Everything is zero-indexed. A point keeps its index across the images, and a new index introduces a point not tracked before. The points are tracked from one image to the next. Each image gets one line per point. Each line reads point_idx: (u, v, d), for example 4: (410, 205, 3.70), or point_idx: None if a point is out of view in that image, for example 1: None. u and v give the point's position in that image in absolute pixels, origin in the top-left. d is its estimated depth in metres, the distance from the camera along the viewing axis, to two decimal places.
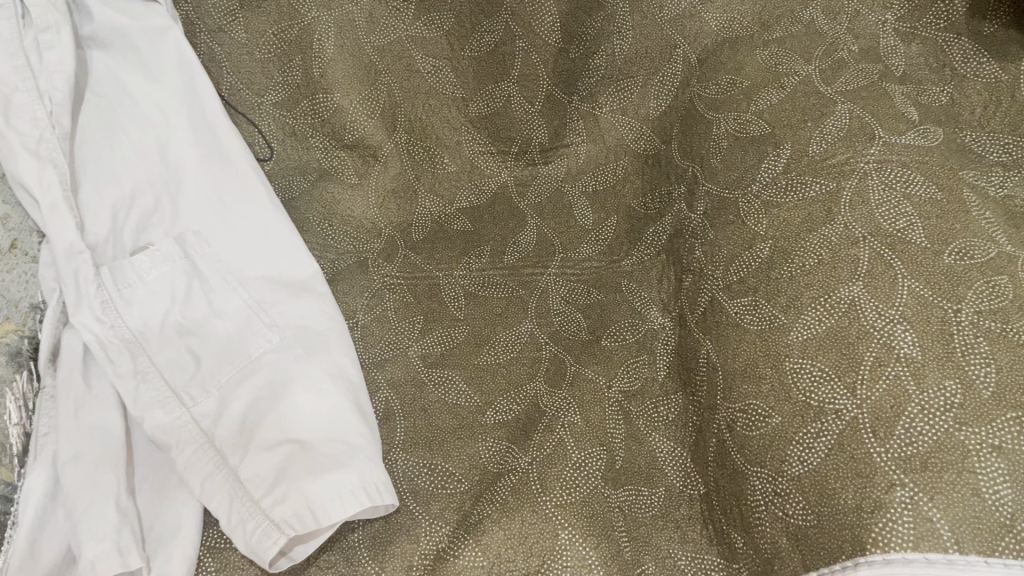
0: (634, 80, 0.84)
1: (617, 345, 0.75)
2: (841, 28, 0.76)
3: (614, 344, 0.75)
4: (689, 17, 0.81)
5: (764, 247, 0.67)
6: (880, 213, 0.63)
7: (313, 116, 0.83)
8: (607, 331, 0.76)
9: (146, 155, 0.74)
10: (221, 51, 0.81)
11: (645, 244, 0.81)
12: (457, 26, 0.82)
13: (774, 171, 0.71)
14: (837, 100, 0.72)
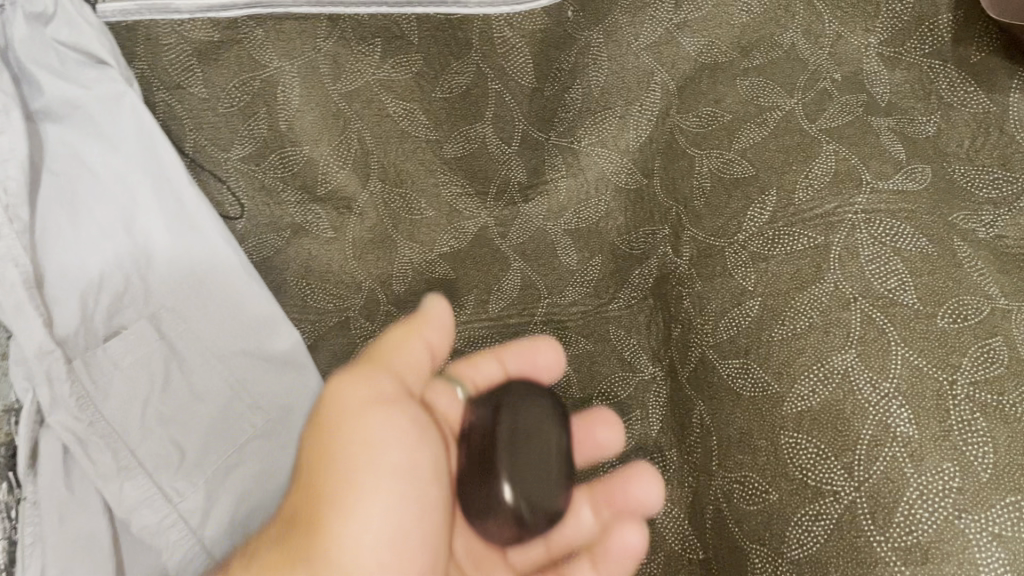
0: (612, 111, 0.80)
1: (608, 403, 0.73)
2: (822, 53, 0.74)
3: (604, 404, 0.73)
4: (666, 42, 0.78)
5: (754, 304, 0.65)
6: (871, 272, 0.62)
7: (282, 169, 0.81)
8: (597, 386, 0.74)
9: (112, 234, 0.71)
10: (182, 109, 0.79)
11: (632, 287, 0.79)
12: (427, 69, 0.79)
13: (762, 218, 0.69)
14: (822, 139, 0.70)
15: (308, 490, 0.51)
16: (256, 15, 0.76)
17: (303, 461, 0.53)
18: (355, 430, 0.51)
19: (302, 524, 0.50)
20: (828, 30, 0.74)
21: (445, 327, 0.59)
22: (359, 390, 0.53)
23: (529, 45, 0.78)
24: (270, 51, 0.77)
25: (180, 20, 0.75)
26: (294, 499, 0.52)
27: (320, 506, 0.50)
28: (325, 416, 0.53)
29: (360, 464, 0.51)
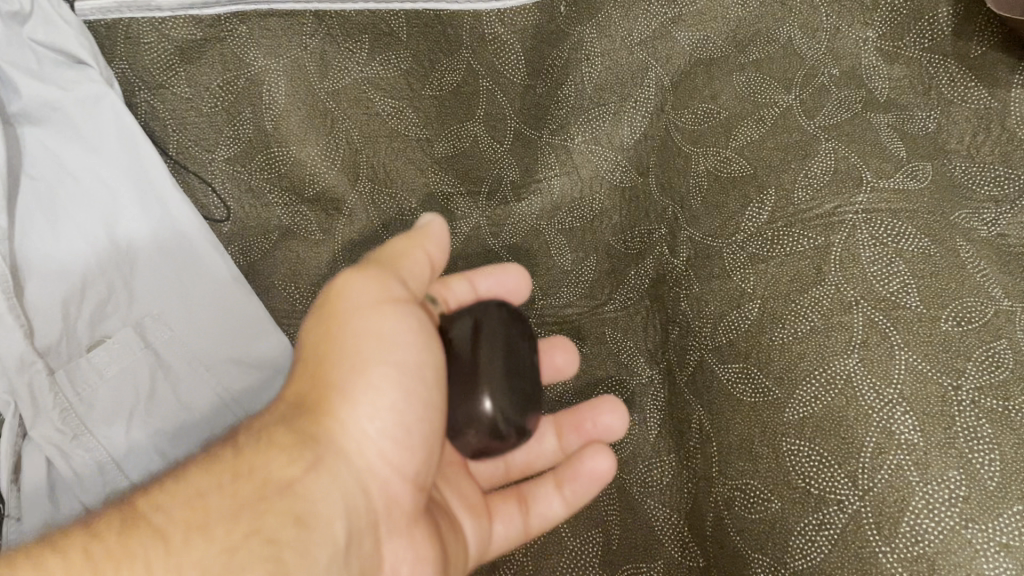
0: (606, 108, 0.79)
1: None
2: (819, 48, 0.72)
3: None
4: (660, 38, 0.77)
5: (753, 306, 0.64)
6: (872, 274, 0.60)
7: (268, 171, 0.79)
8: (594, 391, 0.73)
9: (95, 241, 0.69)
10: (163, 110, 0.77)
11: (628, 288, 0.76)
12: (416, 65, 0.77)
13: (761, 217, 0.67)
14: (821, 137, 0.69)
15: (318, 374, 0.50)
16: (240, 12, 0.74)
17: (314, 345, 0.52)
18: (368, 321, 0.51)
19: (311, 403, 0.50)
20: (826, 24, 0.72)
21: (444, 246, 0.58)
22: (373, 285, 0.52)
23: (520, 40, 0.76)
24: (256, 49, 0.76)
25: (161, 18, 0.73)
26: (303, 380, 0.51)
27: (331, 389, 0.50)
28: (336, 302, 0.52)
29: (368, 351, 0.50)
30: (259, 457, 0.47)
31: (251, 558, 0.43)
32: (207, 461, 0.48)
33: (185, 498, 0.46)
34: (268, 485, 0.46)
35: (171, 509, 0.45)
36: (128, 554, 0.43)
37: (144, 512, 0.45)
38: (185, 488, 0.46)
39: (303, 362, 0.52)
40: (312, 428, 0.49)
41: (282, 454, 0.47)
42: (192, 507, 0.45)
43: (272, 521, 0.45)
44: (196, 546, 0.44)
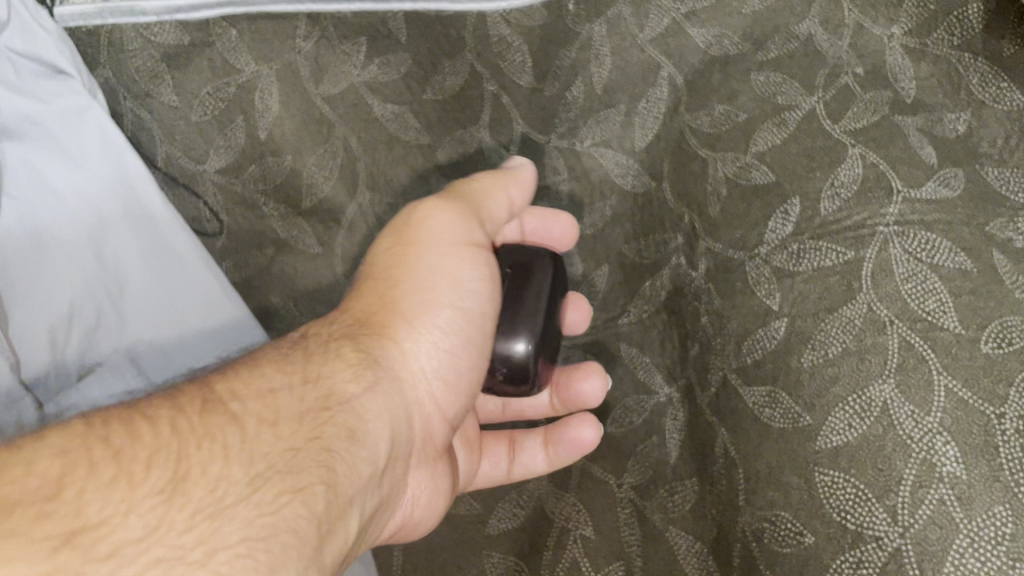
0: (617, 108, 0.75)
1: (624, 430, 0.69)
2: (842, 45, 0.69)
3: (619, 431, 0.69)
4: (673, 34, 0.72)
5: (781, 324, 0.61)
6: (906, 292, 0.57)
7: (263, 182, 0.75)
8: (611, 413, 0.71)
9: (79, 258, 0.66)
10: (151, 119, 0.74)
11: (645, 298, 0.73)
12: (416, 67, 0.73)
13: (786, 228, 0.64)
14: (848, 142, 0.65)
15: (391, 291, 0.57)
16: (228, 16, 0.71)
17: (391, 267, 0.57)
18: (445, 256, 0.58)
19: (385, 314, 0.56)
20: (849, 19, 0.69)
21: (528, 190, 0.66)
22: (454, 221, 0.59)
23: (527, 41, 0.73)
24: (247, 54, 0.72)
25: (147, 23, 0.71)
26: (370, 301, 0.56)
27: (402, 305, 0.56)
28: (415, 231, 0.59)
29: (442, 290, 0.57)
30: (323, 370, 0.50)
31: (311, 462, 0.45)
32: (275, 360, 0.49)
33: (260, 392, 0.46)
34: (331, 400, 0.48)
35: (250, 399, 0.45)
36: (210, 432, 0.42)
37: (221, 397, 0.45)
38: (260, 380, 0.47)
39: (369, 275, 0.59)
40: (381, 339, 0.54)
41: (347, 370, 0.51)
42: (267, 402, 0.45)
43: (330, 430, 0.47)
44: (270, 435, 0.44)
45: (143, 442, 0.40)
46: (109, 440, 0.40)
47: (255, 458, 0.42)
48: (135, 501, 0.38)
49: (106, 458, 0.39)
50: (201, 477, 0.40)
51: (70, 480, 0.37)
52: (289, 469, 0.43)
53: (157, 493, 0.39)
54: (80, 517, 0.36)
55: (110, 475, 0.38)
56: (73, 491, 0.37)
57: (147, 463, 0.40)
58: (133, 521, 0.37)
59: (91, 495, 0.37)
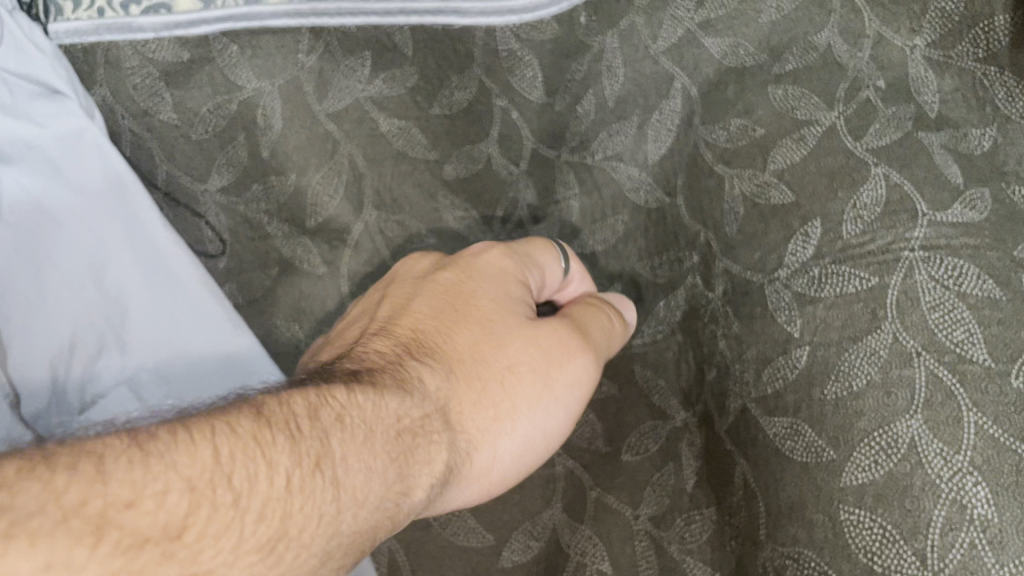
0: (630, 120, 0.74)
1: (639, 460, 0.67)
2: (862, 58, 0.66)
3: (634, 460, 0.67)
4: (687, 43, 0.72)
5: (802, 352, 0.59)
6: (934, 322, 0.55)
7: (266, 201, 0.72)
8: (625, 440, 0.68)
9: (78, 286, 0.65)
10: (149, 138, 0.71)
11: (657, 319, 0.71)
12: (424, 82, 0.72)
13: (805, 252, 0.62)
14: (871, 161, 0.63)
15: (502, 396, 0.53)
16: (230, 32, 0.69)
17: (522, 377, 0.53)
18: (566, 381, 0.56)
19: (489, 416, 0.52)
20: (870, 30, 0.66)
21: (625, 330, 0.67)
22: (580, 375, 0.58)
23: (536, 56, 0.72)
24: (249, 70, 0.70)
25: (144, 40, 0.69)
26: (486, 397, 0.52)
27: (504, 416, 0.52)
28: (556, 370, 0.56)
29: (534, 427, 0.54)
30: (417, 463, 0.45)
31: (357, 554, 0.41)
32: (387, 433, 0.43)
33: (363, 468, 0.41)
34: (407, 497, 0.44)
35: (357, 471, 0.41)
36: (312, 497, 0.38)
37: (331, 454, 0.40)
38: (367, 451, 0.42)
39: (492, 353, 0.54)
40: (469, 445, 0.50)
41: (435, 474, 0.46)
42: (366, 483, 0.41)
43: (387, 529, 0.43)
44: (352, 517, 0.40)
45: (257, 493, 0.36)
46: (232, 479, 0.35)
47: (335, 538, 0.39)
48: (236, 556, 0.34)
49: (227, 504, 0.35)
50: (294, 544, 0.37)
51: (194, 520, 0.33)
52: (344, 556, 0.39)
53: (257, 552, 0.35)
54: (194, 562, 0.33)
55: (226, 524, 0.34)
56: (195, 532, 0.33)
57: (258, 515, 0.36)
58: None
59: (208, 540, 0.33)
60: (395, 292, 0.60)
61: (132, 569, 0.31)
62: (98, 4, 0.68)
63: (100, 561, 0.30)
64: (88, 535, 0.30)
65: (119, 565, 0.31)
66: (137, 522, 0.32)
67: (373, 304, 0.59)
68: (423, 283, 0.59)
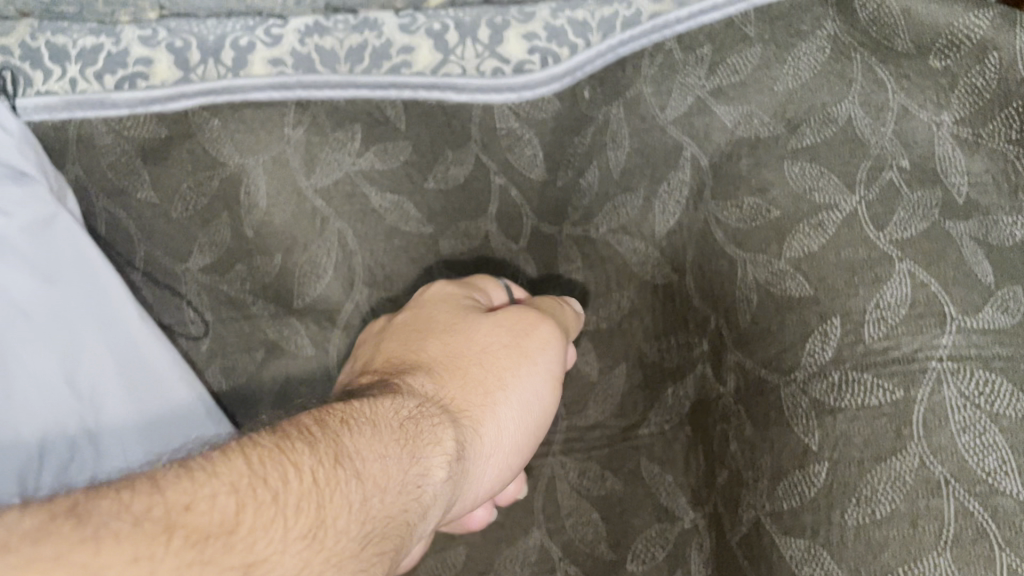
0: (635, 193, 0.70)
1: (645, 568, 0.64)
2: (885, 133, 0.62)
3: (641, 570, 0.64)
4: (696, 113, 0.68)
5: (820, 469, 0.55)
6: (964, 446, 0.52)
7: (250, 281, 0.69)
8: (630, 544, 0.65)
9: (45, 385, 0.59)
10: (126, 217, 0.67)
11: (665, 406, 0.68)
12: (417, 155, 0.68)
13: (825, 354, 0.58)
14: (895, 256, 0.59)
15: (489, 381, 0.53)
16: (210, 106, 0.65)
17: (496, 353, 0.55)
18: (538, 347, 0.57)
19: (482, 394, 0.52)
20: (893, 103, 0.62)
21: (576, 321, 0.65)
22: (553, 348, 0.58)
23: (536, 136, 0.69)
24: (231, 146, 0.66)
25: (118, 117, 0.65)
26: (472, 381, 0.53)
27: (499, 397, 0.53)
28: (525, 339, 0.57)
29: (529, 403, 0.55)
30: (427, 443, 0.45)
31: (398, 535, 0.40)
32: (389, 423, 0.44)
33: (378, 457, 0.41)
34: (426, 477, 0.44)
35: (373, 460, 0.41)
36: (338, 488, 0.38)
37: (347, 452, 0.40)
38: (379, 443, 0.42)
39: (465, 350, 0.55)
40: (474, 423, 0.50)
41: (446, 451, 0.46)
42: (384, 468, 0.41)
43: (416, 508, 0.42)
44: (378, 500, 0.40)
45: (290, 488, 0.36)
46: (267, 480, 0.36)
47: (367, 521, 0.38)
48: (287, 544, 0.34)
49: (267, 499, 0.35)
50: (332, 530, 0.37)
51: (243, 517, 0.34)
52: (381, 537, 0.39)
53: (303, 539, 0.35)
54: (249, 553, 0.33)
55: (270, 517, 0.34)
56: (246, 527, 0.34)
57: (296, 507, 0.36)
58: (288, 561, 0.34)
59: (259, 532, 0.34)
60: (366, 347, 0.62)
61: (202, 561, 0.31)
62: (70, 75, 0.65)
63: (177, 555, 0.31)
64: (162, 531, 0.31)
65: (191, 558, 0.31)
66: (197, 520, 0.32)
67: (351, 361, 0.62)
68: (387, 331, 0.61)
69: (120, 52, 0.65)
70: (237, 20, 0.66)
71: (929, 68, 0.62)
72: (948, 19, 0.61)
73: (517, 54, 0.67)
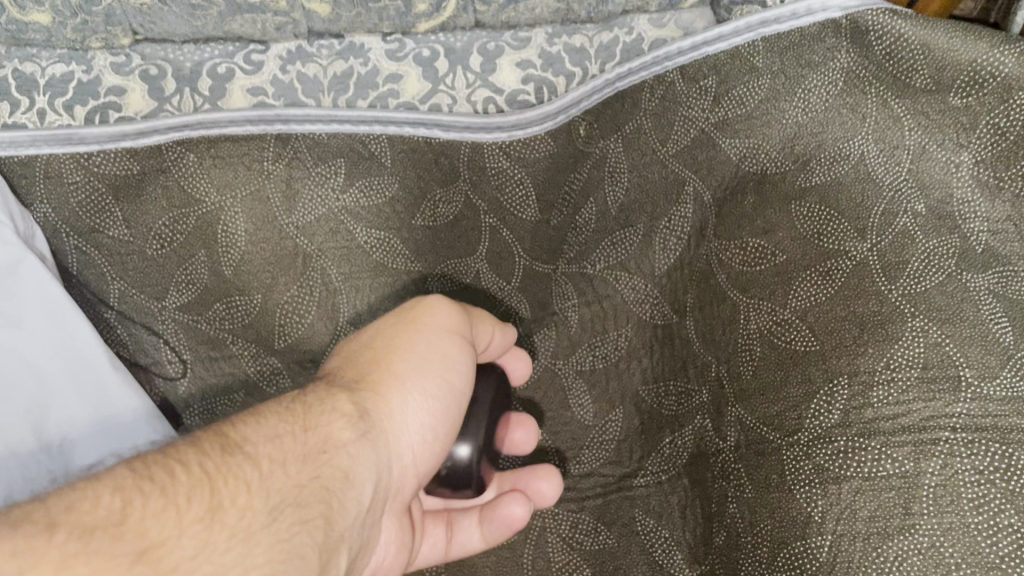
0: (634, 230, 0.67)
1: None
2: (901, 175, 0.58)
3: None
4: (699, 146, 0.64)
5: (824, 541, 0.52)
6: (976, 529, 0.49)
7: (230, 320, 0.65)
8: None
9: (17, 440, 0.57)
10: (98, 256, 0.64)
11: (661, 455, 0.65)
12: (404, 190, 0.64)
13: (829, 416, 0.55)
14: (906, 312, 0.55)
15: (381, 351, 0.54)
16: (181, 140, 0.61)
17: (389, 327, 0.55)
18: (433, 310, 0.57)
19: (378, 364, 0.53)
20: (909, 141, 0.58)
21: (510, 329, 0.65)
22: (449, 310, 0.57)
23: (532, 176, 0.65)
24: (207, 181, 0.63)
25: (88, 152, 0.61)
26: (367, 359, 0.53)
27: (393, 364, 0.53)
28: (417, 309, 0.57)
29: (432, 364, 0.55)
30: (321, 416, 0.47)
31: (315, 500, 0.43)
32: (273, 408, 0.46)
33: (267, 437, 0.44)
34: (329, 445, 0.46)
35: (263, 441, 0.43)
36: (230, 473, 0.41)
37: (236, 440, 0.43)
38: (269, 426, 0.44)
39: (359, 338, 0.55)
40: (381, 394, 0.51)
41: (344, 418, 0.48)
42: (276, 446, 0.43)
43: (328, 473, 0.45)
44: (281, 473, 0.42)
45: (179, 480, 0.39)
46: (155, 477, 0.39)
47: (271, 492, 0.41)
48: (184, 527, 0.37)
49: (156, 492, 0.38)
50: (232, 509, 0.39)
51: (132, 512, 0.36)
52: (295, 505, 0.42)
53: (202, 520, 0.38)
54: (143, 539, 0.36)
55: (158, 506, 0.37)
56: (136, 517, 0.36)
57: (186, 495, 0.38)
58: (187, 542, 0.37)
59: (150, 521, 0.37)
60: None
61: (89, 550, 0.34)
62: (39, 105, 0.63)
63: (61, 547, 0.34)
64: (44, 531, 0.34)
65: (78, 548, 0.34)
66: (79, 518, 0.35)
67: None
68: None
69: (93, 80, 0.63)
70: (217, 45, 0.65)
71: (949, 106, 0.57)
72: (972, 55, 0.55)
73: (511, 84, 0.65)
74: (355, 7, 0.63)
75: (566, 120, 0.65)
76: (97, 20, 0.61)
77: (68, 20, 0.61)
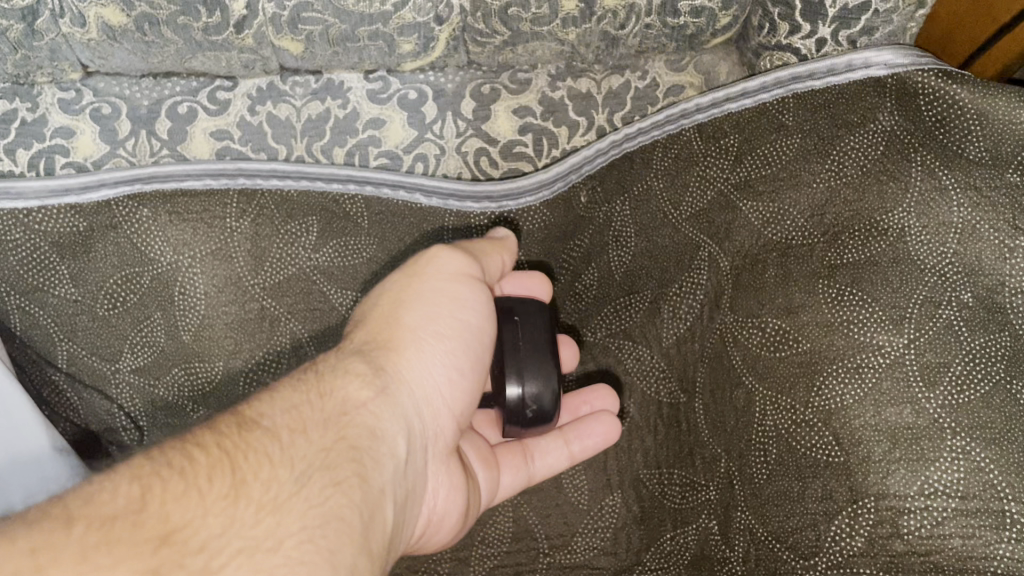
0: (640, 295, 0.60)
1: None
2: (947, 255, 0.50)
3: None
4: (717, 208, 0.57)
5: None
6: None
7: (188, 387, 0.58)
8: None
9: None
10: (42, 317, 0.57)
11: (661, 552, 0.56)
12: (385, 252, 0.58)
13: (852, 546, 0.49)
14: (948, 429, 0.47)
15: (389, 309, 0.47)
16: (135, 195, 0.56)
17: (393, 288, 0.48)
18: (435, 257, 0.49)
19: (389, 325, 0.47)
20: (955, 218, 0.50)
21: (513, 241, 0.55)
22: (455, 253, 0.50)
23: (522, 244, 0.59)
24: (162, 239, 0.57)
25: (27, 208, 0.56)
26: (377, 322, 0.47)
27: (401, 321, 0.47)
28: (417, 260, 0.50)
29: (446, 310, 0.48)
30: (334, 380, 0.42)
31: (346, 460, 0.38)
32: (285, 381, 0.41)
33: (283, 406, 0.39)
34: (348, 405, 0.41)
35: (278, 412, 0.38)
36: (251, 444, 0.36)
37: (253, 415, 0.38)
38: (281, 396, 0.39)
39: (367, 306, 0.49)
40: (398, 355, 0.45)
41: (359, 377, 0.42)
42: (294, 413, 0.38)
43: (354, 432, 0.40)
44: (304, 440, 0.37)
45: (199, 461, 0.34)
46: (171, 459, 0.34)
47: (297, 461, 0.36)
48: (210, 504, 0.32)
49: (176, 472, 0.33)
50: (258, 481, 0.34)
51: (150, 497, 0.32)
52: (324, 468, 0.37)
53: (229, 496, 0.33)
54: (166, 523, 0.31)
55: (180, 488, 0.32)
56: (156, 502, 0.32)
57: (210, 471, 0.34)
58: (212, 521, 0.32)
59: (173, 504, 0.32)
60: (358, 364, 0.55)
61: (110, 542, 0.30)
62: None
63: (81, 538, 0.29)
64: (59, 526, 0.30)
65: (100, 538, 0.30)
66: (94, 508, 0.31)
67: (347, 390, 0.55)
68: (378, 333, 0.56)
69: (38, 120, 0.57)
70: (178, 81, 0.58)
71: (1006, 182, 0.49)
72: None
73: (506, 135, 0.59)
74: (332, 47, 0.55)
75: (563, 186, 0.59)
76: (38, 54, 0.54)
77: (8, 56, 0.54)
